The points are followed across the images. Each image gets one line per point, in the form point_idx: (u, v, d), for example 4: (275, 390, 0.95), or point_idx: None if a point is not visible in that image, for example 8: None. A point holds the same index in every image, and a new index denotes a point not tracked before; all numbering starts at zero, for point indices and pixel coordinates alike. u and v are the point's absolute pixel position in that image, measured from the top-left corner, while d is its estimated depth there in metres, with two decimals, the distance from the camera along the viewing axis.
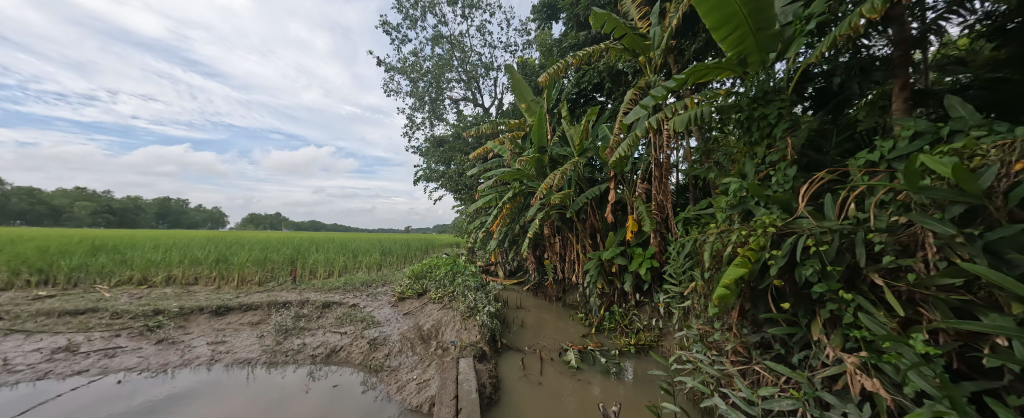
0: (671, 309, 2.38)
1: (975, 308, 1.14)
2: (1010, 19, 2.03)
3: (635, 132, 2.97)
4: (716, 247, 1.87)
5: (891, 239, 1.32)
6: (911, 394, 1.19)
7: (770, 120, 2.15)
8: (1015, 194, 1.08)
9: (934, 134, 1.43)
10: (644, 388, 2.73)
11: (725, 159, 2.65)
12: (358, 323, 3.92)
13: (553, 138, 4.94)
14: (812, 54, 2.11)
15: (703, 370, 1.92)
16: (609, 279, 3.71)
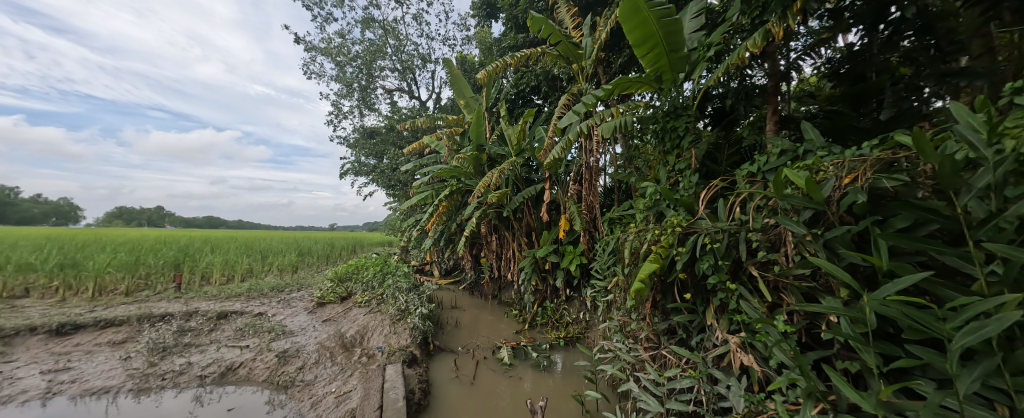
0: (596, 303, 2.57)
1: (817, 293, 1.42)
2: (842, 66, 2.56)
3: (568, 136, 3.09)
4: (635, 245, 2.08)
5: (763, 237, 1.57)
6: (775, 365, 1.44)
7: (679, 133, 2.44)
8: (844, 201, 1.33)
9: (793, 152, 1.72)
10: (571, 378, 2.89)
11: (644, 165, 2.92)
12: (266, 335, 3.58)
13: (491, 137, 5.00)
14: (711, 77, 2.38)
15: (622, 358, 2.11)
16: (542, 275, 3.87)
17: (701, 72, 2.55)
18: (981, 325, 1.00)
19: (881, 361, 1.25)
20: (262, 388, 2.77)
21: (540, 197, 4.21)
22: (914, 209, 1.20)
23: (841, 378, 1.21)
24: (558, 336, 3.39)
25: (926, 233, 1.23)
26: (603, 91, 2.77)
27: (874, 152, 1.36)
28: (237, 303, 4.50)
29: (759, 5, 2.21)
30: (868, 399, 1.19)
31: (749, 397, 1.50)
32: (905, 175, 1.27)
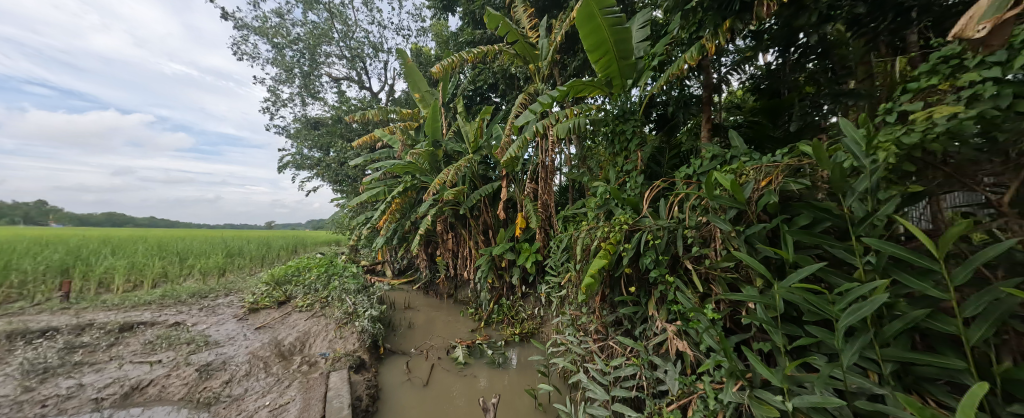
0: (550, 298, 2.65)
1: (739, 283, 1.58)
2: (762, 82, 2.90)
3: (525, 135, 3.13)
4: (587, 242, 2.18)
5: (698, 234, 1.70)
6: (705, 349, 1.59)
7: (628, 136, 2.58)
8: (762, 202, 1.48)
9: (721, 156, 1.90)
10: (525, 373, 2.95)
11: (595, 166, 3.05)
12: (183, 347, 3.23)
13: (447, 132, 4.94)
14: (656, 85, 2.54)
15: (573, 350, 2.20)
16: (499, 273, 3.91)
17: (647, 80, 2.72)
18: (861, 307, 1.19)
19: (787, 341, 1.44)
20: (178, 407, 2.42)
21: (498, 195, 4.25)
22: (815, 209, 1.38)
23: (758, 358, 1.36)
24: (513, 332, 3.44)
25: (825, 229, 1.42)
26: (558, 92, 2.86)
27: (784, 159, 1.54)
28: (153, 312, 4.03)
29: (697, 22, 2.40)
30: (777, 374, 1.37)
31: (682, 379, 1.64)
32: (808, 179, 1.45)
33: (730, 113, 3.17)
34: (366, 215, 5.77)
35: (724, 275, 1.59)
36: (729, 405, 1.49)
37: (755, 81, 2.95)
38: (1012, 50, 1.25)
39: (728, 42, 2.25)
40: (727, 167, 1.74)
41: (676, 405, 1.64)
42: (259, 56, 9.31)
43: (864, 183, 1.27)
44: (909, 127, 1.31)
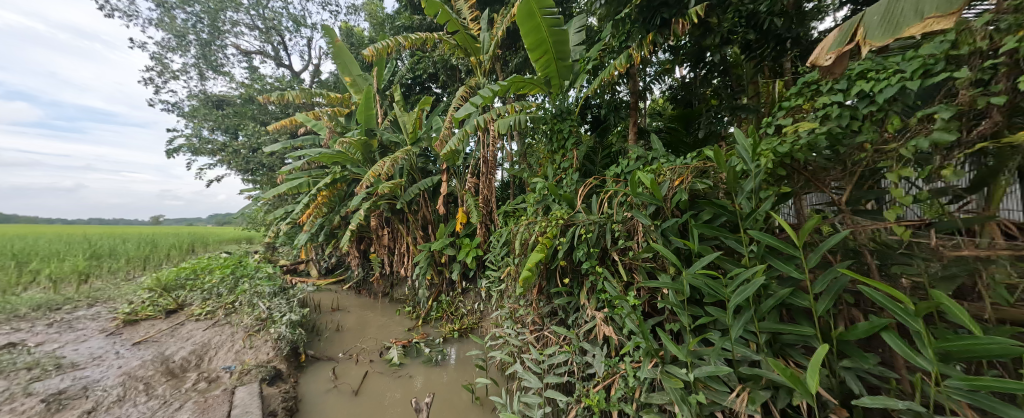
0: (490, 292, 2.68)
1: (656, 271, 1.76)
2: (678, 93, 3.33)
3: (466, 129, 3.12)
4: (526, 236, 2.26)
5: (623, 227, 1.85)
6: (626, 333, 1.75)
7: (565, 135, 2.73)
8: (675, 198, 1.67)
9: (645, 158, 2.10)
10: (463, 368, 2.95)
11: (536, 162, 3.19)
12: (20, 374, 2.50)
13: (383, 122, 4.71)
14: (591, 87, 2.68)
15: (510, 342, 2.26)
16: (438, 269, 3.85)
17: (582, 82, 2.87)
18: (746, 289, 1.40)
19: (692, 321, 1.64)
20: None
21: (437, 190, 4.18)
22: (714, 206, 1.57)
23: (668, 337, 1.54)
24: (452, 328, 3.41)
25: (723, 223, 1.64)
26: (499, 88, 2.89)
27: (693, 162, 1.76)
28: None
29: (626, 32, 2.61)
30: (683, 350, 1.57)
31: (608, 361, 1.79)
32: (712, 180, 1.67)
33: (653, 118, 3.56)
34: (287, 209, 5.27)
35: (643, 265, 1.77)
36: (645, 381, 1.66)
37: (673, 92, 3.37)
38: (849, 80, 1.60)
39: (651, 53, 2.49)
40: (649, 168, 1.93)
41: (602, 386, 1.79)
42: (143, 18, 7.88)
43: (751, 184, 1.49)
44: (785, 138, 1.58)
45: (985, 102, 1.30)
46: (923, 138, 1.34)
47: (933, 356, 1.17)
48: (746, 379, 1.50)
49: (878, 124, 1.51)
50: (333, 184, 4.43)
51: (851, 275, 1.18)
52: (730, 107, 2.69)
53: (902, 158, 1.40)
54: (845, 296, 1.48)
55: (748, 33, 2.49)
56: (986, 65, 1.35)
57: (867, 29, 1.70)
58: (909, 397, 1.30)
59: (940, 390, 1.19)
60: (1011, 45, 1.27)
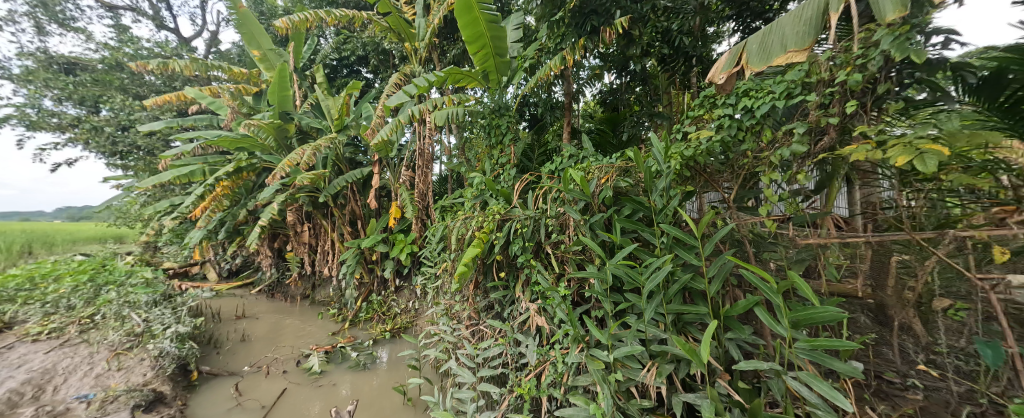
0: (426, 289, 2.62)
1: (585, 262, 1.89)
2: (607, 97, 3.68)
3: (399, 119, 3.01)
4: (463, 231, 2.26)
5: (557, 222, 1.94)
6: (557, 322, 1.84)
7: (502, 130, 2.77)
8: (602, 195, 1.80)
9: (577, 156, 2.25)
10: (396, 369, 2.81)
11: (474, 157, 3.16)
12: None
13: (302, 105, 4.36)
14: (529, 85, 2.76)
15: (446, 339, 2.24)
16: (369, 267, 3.69)
17: (519, 80, 2.90)
18: (656, 275, 1.56)
19: (613, 307, 1.79)
20: None
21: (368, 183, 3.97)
22: (634, 202, 1.72)
23: (593, 324, 1.65)
24: (384, 329, 3.25)
25: (640, 218, 1.82)
26: (436, 78, 2.81)
27: (618, 162, 1.92)
28: None
29: (561, 35, 2.77)
30: (605, 334, 1.70)
31: (540, 350, 1.87)
32: (632, 179, 1.85)
33: (586, 120, 3.82)
34: (172, 202, 4.46)
35: (573, 257, 1.88)
36: (573, 366, 1.77)
37: (602, 96, 3.69)
38: (736, 97, 1.84)
39: (582, 57, 2.66)
40: (580, 166, 2.06)
41: (534, 374, 1.87)
42: None
43: (663, 183, 1.67)
44: (691, 143, 1.81)
45: (826, 122, 1.67)
46: (786, 149, 1.67)
47: (787, 325, 1.43)
48: (656, 355, 1.68)
49: (756, 135, 1.82)
50: (238, 174, 4.10)
51: (735, 261, 1.38)
52: (649, 112, 3.09)
53: (773, 163, 1.71)
54: (732, 279, 1.74)
55: (664, 47, 2.95)
56: (827, 93, 1.74)
57: (748, 56, 2.01)
58: (774, 360, 1.59)
59: (791, 350, 1.46)
60: (842, 78, 1.64)
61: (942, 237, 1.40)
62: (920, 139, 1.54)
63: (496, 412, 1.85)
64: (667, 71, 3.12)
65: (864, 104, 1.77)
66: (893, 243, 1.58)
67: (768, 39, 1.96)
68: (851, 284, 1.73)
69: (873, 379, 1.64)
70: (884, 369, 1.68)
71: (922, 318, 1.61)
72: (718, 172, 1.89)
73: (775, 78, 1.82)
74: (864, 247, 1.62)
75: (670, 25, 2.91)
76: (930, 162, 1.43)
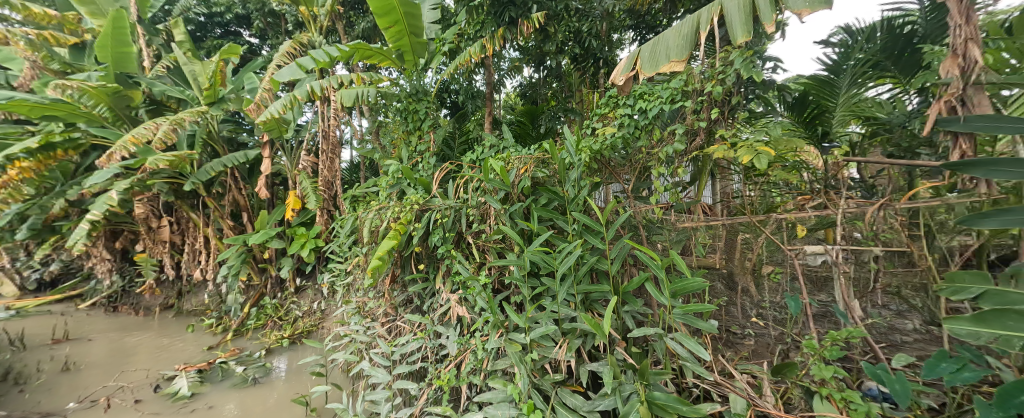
0: (335, 287, 2.59)
1: (505, 250, 1.94)
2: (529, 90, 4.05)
3: (295, 94, 2.89)
4: (377, 223, 2.16)
5: (477, 212, 1.96)
6: (476, 310, 1.87)
7: (421, 116, 2.94)
8: (522, 185, 1.87)
9: (497, 146, 2.34)
10: (297, 381, 2.56)
11: (387, 143, 3.20)
12: None
13: (158, 70, 4.00)
14: (448, 70, 2.78)
15: (357, 340, 2.17)
16: (258, 269, 3.75)
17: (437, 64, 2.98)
18: (568, 259, 1.66)
19: (530, 291, 1.88)
20: None
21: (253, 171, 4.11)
22: (550, 192, 1.82)
23: (511, 309, 1.70)
24: (281, 336, 3.21)
25: (555, 206, 1.93)
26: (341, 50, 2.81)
27: (535, 153, 2.02)
28: None
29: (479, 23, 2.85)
30: (522, 317, 1.77)
31: (460, 340, 1.88)
32: (548, 169, 1.97)
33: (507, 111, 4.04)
34: None
35: (494, 246, 1.92)
36: (492, 352, 1.81)
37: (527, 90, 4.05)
38: (634, 99, 2.08)
39: (502, 46, 2.78)
40: (502, 156, 2.13)
41: (453, 364, 1.87)
42: None
43: (575, 174, 1.77)
44: (598, 138, 2.01)
45: (699, 125, 2.01)
46: (671, 146, 1.96)
47: (668, 295, 1.65)
48: (568, 333, 1.80)
49: (649, 134, 2.10)
50: (48, 150, 3.49)
51: (633, 243, 1.54)
52: (564, 109, 3.48)
53: (661, 158, 1.99)
54: (629, 259, 1.97)
55: (575, 47, 3.37)
56: (699, 101, 2.08)
57: (641, 62, 2.22)
58: (659, 325, 1.85)
59: (670, 315, 1.70)
60: (710, 89, 1.99)
61: (768, 218, 1.80)
62: (757, 142, 1.96)
63: (414, 408, 1.81)
64: (578, 70, 3.60)
65: (725, 113, 2.17)
66: (738, 224, 1.98)
67: (657, 49, 2.19)
68: (711, 257, 2.11)
69: (724, 332, 2.04)
70: (732, 323, 2.10)
71: (755, 281, 2.05)
72: (620, 166, 2.12)
73: (662, 84, 2.08)
74: (721, 228, 1.99)
75: (580, 27, 3.26)
76: (761, 160, 1.85)
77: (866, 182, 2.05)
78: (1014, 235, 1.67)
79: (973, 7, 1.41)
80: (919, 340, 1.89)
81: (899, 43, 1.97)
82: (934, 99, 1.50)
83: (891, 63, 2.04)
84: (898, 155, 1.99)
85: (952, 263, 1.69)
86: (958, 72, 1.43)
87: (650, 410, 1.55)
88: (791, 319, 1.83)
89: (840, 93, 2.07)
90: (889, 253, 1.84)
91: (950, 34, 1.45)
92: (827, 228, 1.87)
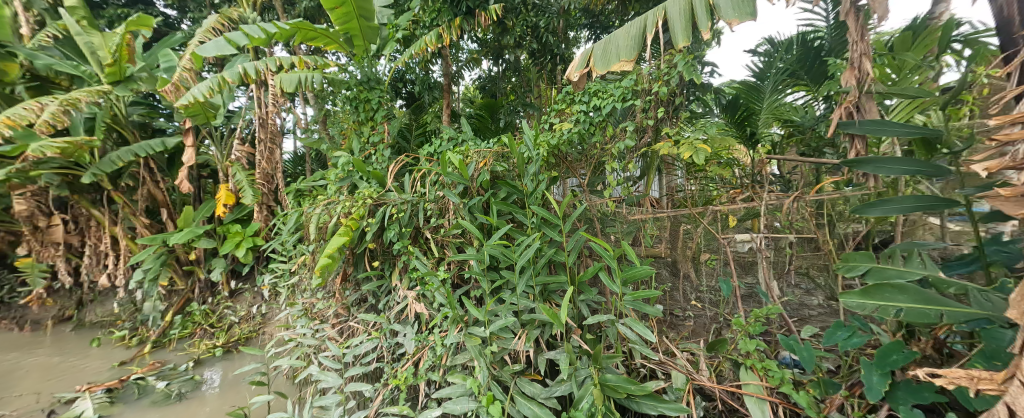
0: (279, 289, 2.60)
1: (465, 244, 1.93)
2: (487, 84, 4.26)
3: (224, 76, 3.23)
4: (324, 219, 2.20)
5: (436, 206, 1.94)
6: (434, 306, 1.86)
7: (373, 106, 3.08)
8: (482, 179, 1.88)
9: (453, 142, 2.40)
10: (232, 393, 2.55)
11: (337, 133, 3.31)
12: None
13: (50, 45, 3.73)
14: (403, 56, 3.07)
15: (304, 344, 2.09)
16: (183, 270, 3.82)
17: (390, 50, 3.29)
18: (526, 252, 1.69)
19: (490, 285, 1.88)
20: None
21: (173, 162, 4.14)
22: (509, 186, 1.84)
23: (471, 303, 1.69)
24: (213, 345, 3.20)
25: (514, 200, 1.94)
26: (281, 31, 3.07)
27: (494, 147, 2.01)
28: None
29: (435, 12, 3.12)
30: (482, 311, 1.77)
31: (418, 337, 1.85)
32: (506, 162, 1.99)
33: (466, 103, 4.34)
34: None
35: (453, 241, 1.91)
36: (451, 347, 1.80)
37: (486, 84, 4.23)
38: (589, 97, 2.18)
39: (458, 35, 3.12)
40: (460, 149, 2.13)
41: (411, 362, 1.83)
42: None
43: (533, 168, 1.81)
44: (555, 133, 2.09)
45: (647, 123, 2.15)
46: (622, 143, 2.07)
47: (620, 283, 1.70)
48: (526, 324, 1.83)
49: (602, 130, 2.21)
50: None
51: (590, 236, 1.58)
52: (523, 103, 3.68)
53: (613, 154, 2.10)
54: (585, 250, 2.05)
55: (533, 42, 3.56)
56: (648, 100, 2.21)
57: (594, 61, 2.27)
58: (612, 312, 1.93)
59: (621, 302, 1.77)
60: (656, 90, 2.13)
61: (705, 210, 1.98)
62: (697, 141, 2.13)
63: (368, 410, 1.74)
64: (536, 65, 3.82)
65: (669, 113, 2.34)
66: (680, 216, 2.15)
67: (609, 48, 2.26)
68: (657, 247, 2.26)
69: (669, 315, 2.20)
70: (675, 307, 2.27)
71: (694, 267, 2.23)
72: (576, 161, 2.21)
73: (614, 83, 2.17)
74: (666, 219, 2.17)
75: (538, 21, 3.48)
76: (699, 156, 2.03)
77: (784, 177, 2.31)
78: (894, 221, 2.00)
79: (866, 25, 1.59)
80: (822, 312, 2.18)
81: (811, 55, 2.21)
82: (836, 105, 1.65)
83: (804, 72, 2.29)
84: (808, 154, 2.28)
85: (847, 246, 1.97)
86: (856, 81, 1.60)
87: (603, 393, 1.61)
88: (724, 300, 2.02)
89: (764, 98, 2.32)
90: (800, 239, 2.10)
91: (849, 49, 1.60)
92: (752, 219, 2.09)
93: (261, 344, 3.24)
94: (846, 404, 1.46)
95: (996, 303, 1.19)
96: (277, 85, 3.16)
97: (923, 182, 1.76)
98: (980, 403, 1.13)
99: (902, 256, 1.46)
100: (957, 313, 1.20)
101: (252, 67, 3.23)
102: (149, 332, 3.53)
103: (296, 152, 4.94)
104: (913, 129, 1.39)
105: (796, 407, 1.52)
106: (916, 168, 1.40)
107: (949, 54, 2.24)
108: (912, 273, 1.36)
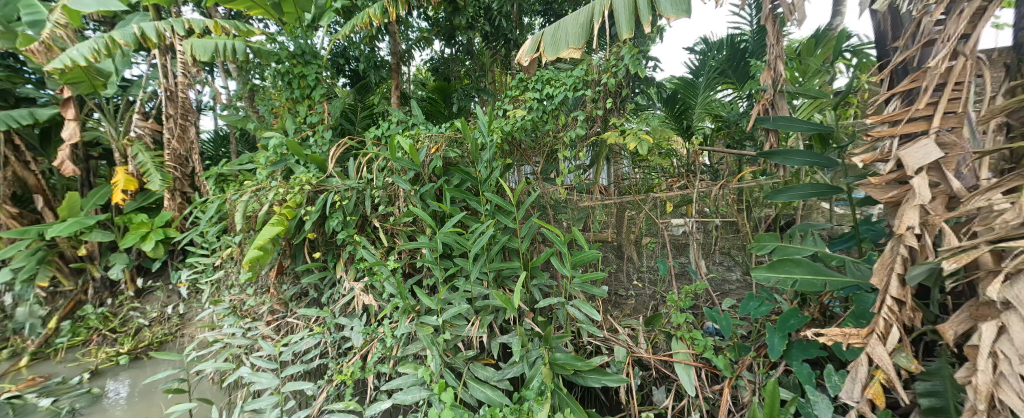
0: (200, 286, 2.37)
1: (415, 232, 1.87)
2: (438, 64, 4.15)
3: (112, 36, 2.72)
4: (253, 207, 2.02)
5: (384, 193, 1.87)
6: (382, 296, 1.79)
7: (311, 82, 2.79)
8: (433, 165, 1.81)
9: (401, 126, 2.31)
10: (145, 404, 2.26)
11: (266, 111, 2.94)
12: None
13: None
14: (344, 30, 2.86)
15: (234, 345, 1.92)
16: (69, 267, 3.28)
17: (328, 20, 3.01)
18: (480, 239, 1.64)
19: (443, 273, 1.85)
20: None
21: (47, 139, 3.52)
22: (462, 173, 1.79)
23: (423, 292, 1.63)
24: (115, 352, 2.77)
25: (468, 187, 1.92)
26: None
27: (446, 132, 1.97)
28: None
29: None
30: (434, 300, 1.71)
31: (365, 329, 1.77)
32: (458, 148, 1.95)
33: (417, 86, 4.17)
34: None
35: (404, 229, 1.85)
36: (401, 338, 1.73)
37: (437, 65, 4.13)
38: (541, 84, 2.20)
39: (406, 10, 2.92)
40: (410, 135, 2.05)
41: (359, 355, 1.76)
42: None
43: (487, 155, 1.78)
44: (509, 120, 2.11)
45: (596, 113, 2.24)
46: (574, 131, 2.14)
47: (569, 267, 1.70)
48: (479, 311, 1.80)
49: (555, 119, 2.26)
50: None
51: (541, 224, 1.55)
52: (477, 89, 3.67)
53: (565, 142, 2.16)
54: (538, 236, 2.09)
55: (485, 24, 3.57)
56: (597, 90, 2.29)
57: (544, 46, 2.28)
58: (561, 295, 1.97)
59: (570, 285, 1.79)
60: (604, 81, 2.20)
61: (647, 197, 2.14)
62: (639, 131, 2.26)
63: (312, 409, 1.63)
64: (490, 49, 3.82)
65: (617, 104, 2.50)
66: (625, 203, 2.27)
67: (558, 34, 2.26)
68: (605, 232, 2.36)
69: (613, 295, 2.33)
70: (620, 287, 2.39)
71: (637, 250, 2.39)
72: (530, 149, 2.24)
73: (566, 71, 2.20)
74: (613, 206, 2.29)
75: (490, 4, 3.48)
76: (643, 147, 2.16)
77: (712, 167, 2.56)
78: (796, 206, 2.32)
79: (781, 31, 1.66)
80: (739, 286, 2.40)
81: (737, 56, 2.49)
82: (756, 101, 1.76)
83: (731, 72, 2.55)
84: (733, 146, 2.52)
85: (760, 228, 2.21)
86: (772, 81, 1.69)
87: (553, 371, 1.65)
88: (661, 279, 2.15)
89: (699, 94, 2.54)
90: (725, 222, 2.30)
91: (767, 52, 1.69)
92: (687, 205, 2.22)
93: (178, 348, 2.88)
94: (754, 363, 1.66)
95: (866, 272, 1.40)
96: (187, 52, 2.79)
97: (818, 172, 2.04)
98: (850, 354, 1.35)
99: (799, 236, 1.67)
100: (837, 283, 1.38)
101: (152, 28, 2.79)
102: (25, 342, 2.96)
103: (217, 131, 4.38)
104: (812, 126, 1.52)
105: (715, 369, 1.71)
106: (813, 160, 1.53)
107: (842, 61, 2.61)
108: (806, 249, 1.54)
